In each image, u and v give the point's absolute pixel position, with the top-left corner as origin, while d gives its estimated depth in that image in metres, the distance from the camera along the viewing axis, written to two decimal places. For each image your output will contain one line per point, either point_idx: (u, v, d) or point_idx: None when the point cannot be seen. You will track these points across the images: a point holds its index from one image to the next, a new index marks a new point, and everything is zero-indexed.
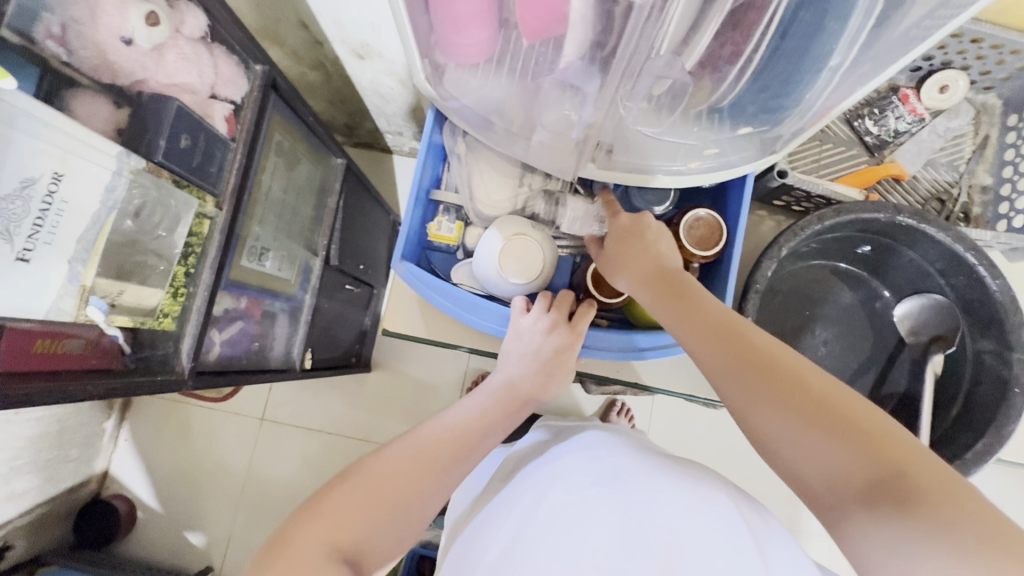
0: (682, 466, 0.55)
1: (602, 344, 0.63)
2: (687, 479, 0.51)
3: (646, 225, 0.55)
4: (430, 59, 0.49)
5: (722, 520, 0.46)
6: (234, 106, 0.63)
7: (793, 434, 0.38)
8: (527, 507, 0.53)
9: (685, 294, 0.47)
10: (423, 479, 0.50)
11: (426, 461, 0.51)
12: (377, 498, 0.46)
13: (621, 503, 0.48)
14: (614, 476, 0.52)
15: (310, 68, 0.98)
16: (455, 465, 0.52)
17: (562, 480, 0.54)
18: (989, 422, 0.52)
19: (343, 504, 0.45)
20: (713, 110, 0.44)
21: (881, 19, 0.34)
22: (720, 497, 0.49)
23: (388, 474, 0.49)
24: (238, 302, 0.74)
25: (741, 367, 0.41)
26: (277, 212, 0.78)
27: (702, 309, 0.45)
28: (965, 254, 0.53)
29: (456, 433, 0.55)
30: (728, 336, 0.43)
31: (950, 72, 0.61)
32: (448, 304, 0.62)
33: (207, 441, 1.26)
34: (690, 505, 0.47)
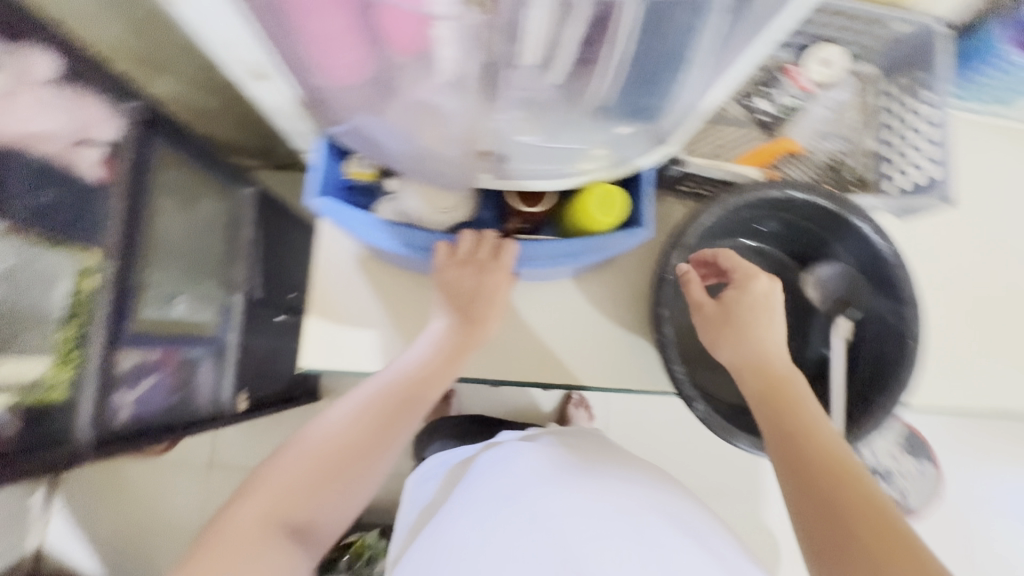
0: (601, 463, 0.54)
1: (538, 255, 0.56)
2: (598, 477, 0.50)
3: (770, 304, 0.55)
4: (306, 80, 0.46)
5: (630, 519, 0.46)
6: (111, 148, 0.57)
7: (811, 512, 0.45)
8: (438, 524, 0.52)
9: (770, 378, 0.52)
10: (368, 444, 0.51)
11: (370, 422, 0.51)
12: (316, 475, 0.49)
13: (518, 513, 0.47)
14: (518, 479, 0.50)
15: (210, 94, 0.93)
16: (401, 420, 0.52)
17: (471, 494, 0.52)
18: (893, 376, 0.55)
19: (275, 489, 0.47)
20: (599, 111, 0.44)
21: (735, 10, 0.35)
22: (630, 492, 0.49)
23: (327, 443, 0.50)
24: (149, 354, 0.68)
25: (800, 454, 0.47)
26: (180, 253, 0.73)
27: (781, 398, 0.51)
28: (854, 220, 0.56)
29: (398, 400, 0.52)
30: (804, 428, 0.49)
31: (828, 47, 0.66)
32: (369, 231, 0.54)
33: (152, 497, 1.18)
34: (593, 503, 0.47)
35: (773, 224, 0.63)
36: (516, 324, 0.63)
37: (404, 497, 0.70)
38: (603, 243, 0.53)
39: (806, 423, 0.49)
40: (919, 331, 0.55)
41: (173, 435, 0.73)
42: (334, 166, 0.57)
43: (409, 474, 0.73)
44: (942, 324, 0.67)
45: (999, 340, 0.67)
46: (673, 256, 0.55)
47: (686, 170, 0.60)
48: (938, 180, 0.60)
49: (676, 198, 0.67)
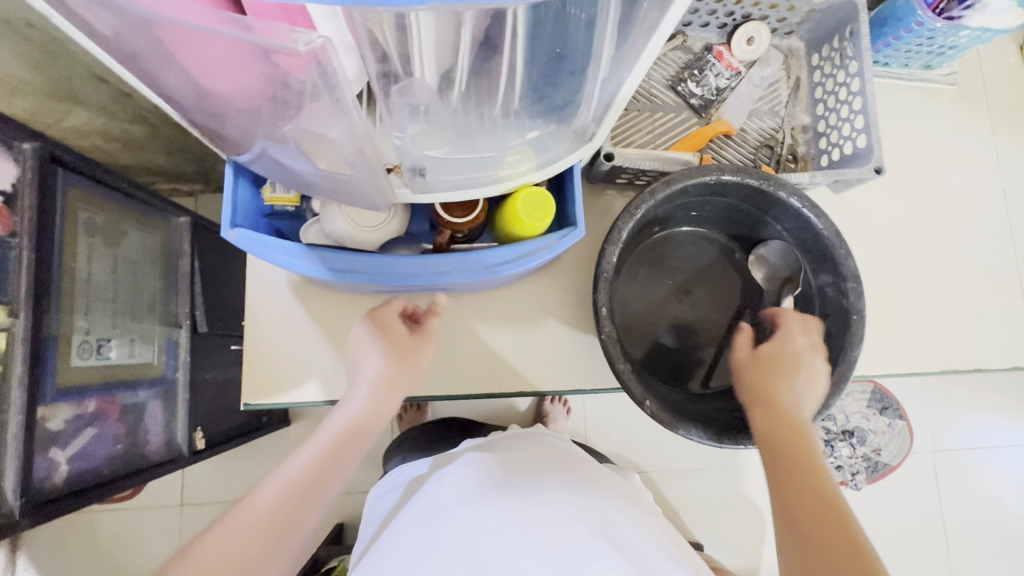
0: (536, 476, 0.53)
1: (459, 268, 0.53)
2: (532, 490, 0.49)
3: (797, 358, 0.53)
4: (202, 109, 0.44)
5: (565, 526, 0.45)
6: (7, 196, 0.54)
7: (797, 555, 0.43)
8: (373, 564, 0.49)
9: (781, 416, 0.50)
10: (299, 513, 0.44)
11: (303, 492, 0.44)
12: (259, 545, 0.42)
13: (448, 542, 0.45)
14: (450, 505, 0.48)
15: (130, 122, 0.88)
16: (336, 480, 0.46)
17: (402, 527, 0.50)
18: (839, 352, 0.55)
19: (210, 567, 0.40)
20: (512, 114, 0.42)
21: (631, 5, 0.34)
22: (571, 501, 0.49)
23: (256, 517, 0.43)
24: (83, 407, 0.64)
25: (798, 495, 0.45)
26: (105, 296, 0.69)
27: (789, 441, 0.48)
28: (789, 198, 0.56)
29: (349, 441, 0.48)
30: (809, 470, 0.46)
31: (751, 24, 0.65)
32: (288, 261, 0.51)
33: (122, 544, 1.13)
34: (524, 518, 0.45)
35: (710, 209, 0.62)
36: (463, 337, 0.61)
37: (365, 513, 0.67)
38: (535, 249, 0.52)
39: (811, 467, 0.46)
40: (862, 305, 0.55)
41: (122, 487, 0.69)
42: (252, 195, 0.55)
43: (374, 484, 0.70)
44: (887, 292, 0.67)
45: (942, 302, 0.68)
46: (608, 253, 0.53)
47: (615, 165, 0.58)
48: (865, 150, 0.60)
49: (615, 190, 0.66)
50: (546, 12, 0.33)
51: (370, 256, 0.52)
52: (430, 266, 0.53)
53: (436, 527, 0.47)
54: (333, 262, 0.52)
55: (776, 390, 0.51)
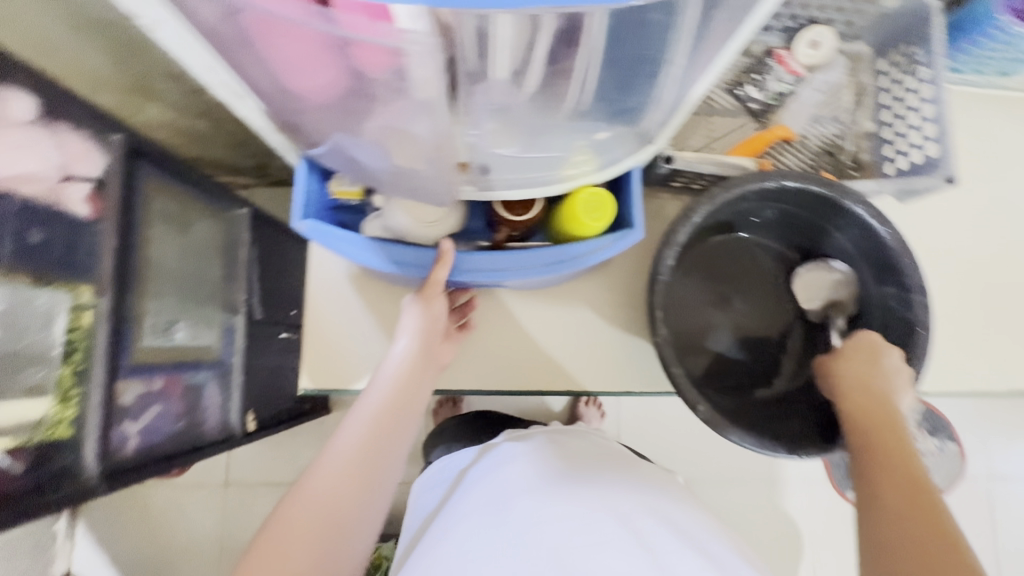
0: (594, 471, 0.53)
1: (515, 264, 0.54)
2: (596, 486, 0.50)
3: (879, 351, 0.53)
4: (282, 105, 0.46)
5: (620, 528, 0.46)
6: (96, 182, 0.57)
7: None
8: (435, 550, 0.50)
9: (877, 421, 0.50)
10: (375, 456, 0.50)
11: (375, 440, 0.50)
12: (343, 491, 0.48)
13: (522, 534, 0.46)
14: (515, 497, 0.49)
15: (197, 117, 0.92)
16: (398, 428, 0.52)
17: (467, 513, 0.51)
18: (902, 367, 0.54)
19: (294, 528, 0.45)
20: (579, 116, 0.43)
21: (706, 8, 0.34)
22: (630, 497, 0.49)
23: (341, 465, 0.48)
24: (153, 383, 0.68)
25: (908, 512, 0.45)
26: (175, 280, 0.73)
27: (890, 452, 0.48)
28: (854, 207, 0.54)
29: (395, 409, 0.52)
30: (916, 486, 0.46)
31: (816, 28, 0.64)
32: (354, 253, 0.53)
33: (170, 519, 1.20)
34: (589, 514, 0.46)
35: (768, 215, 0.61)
36: (513, 335, 0.62)
37: (409, 510, 0.68)
38: (591, 249, 0.53)
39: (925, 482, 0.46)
40: (926, 317, 0.53)
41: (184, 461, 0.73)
42: (319, 188, 0.57)
43: (417, 478, 0.71)
44: (952, 306, 0.65)
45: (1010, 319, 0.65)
46: (665, 255, 0.54)
47: (675, 167, 0.58)
48: (935, 159, 0.57)
49: (668, 194, 0.65)
50: (621, 18, 0.33)
51: (428, 250, 0.55)
52: (487, 263, 0.54)
53: (502, 517, 0.48)
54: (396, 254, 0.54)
55: (873, 388, 0.51)
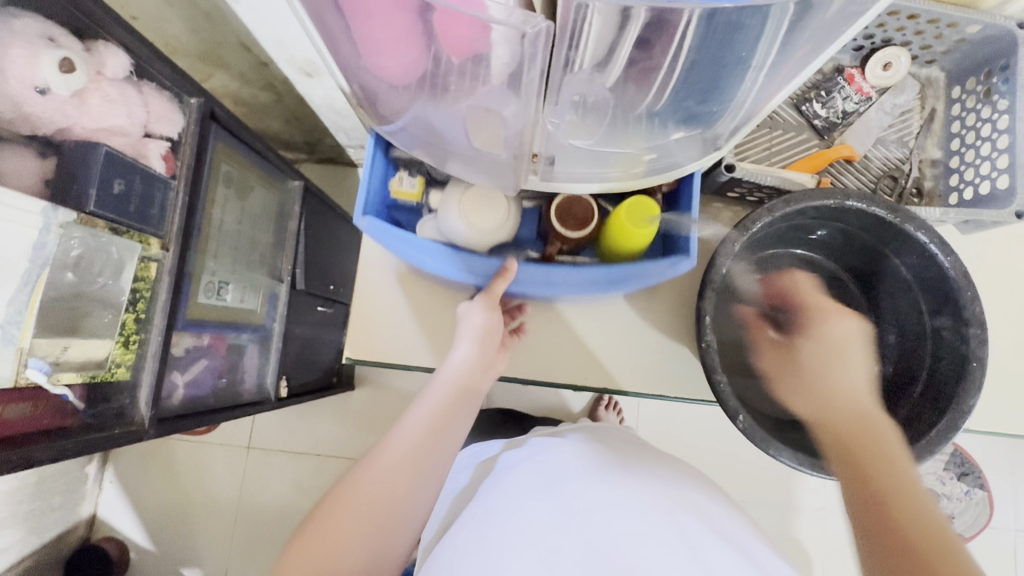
0: (637, 463, 0.55)
1: (567, 280, 0.57)
2: (639, 477, 0.51)
3: (847, 346, 0.55)
4: (360, 82, 0.48)
5: (660, 518, 0.46)
6: (172, 143, 0.59)
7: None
8: (475, 527, 0.51)
9: (854, 433, 0.48)
10: (436, 441, 0.53)
11: (435, 426, 0.53)
12: (403, 469, 0.50)
13: (568, 518, 0.47)
14: (563, 481, 0.51)
15: (260, 89, 0.92)
16: (458, 418, 0.55)
17: (514, 492, 0.52)
18: (952, 399, 0.53)
19: (353, 512, 0.48)
20: (651, 115, 0.43)
21: (796, 20, 0.34)
22: (675, 491, 0.51)
23: (405, 445, 0.52)
24: (200, 338, 0.71)
25: (880, 529, 0.43)
26: (230, 243, 0.76)
27: (852, 440, 0.48)
28: (916, 233, 0.54)
29: (453, 399, 0.55)
30: (896, 507, 0.43)
31: (891, 49, 0.62)
32: (412, 254, 0.56)
33: (193, 473, 1.21)
34: (635, 506, 0.47)
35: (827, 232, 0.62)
36: (562, 325, 0.63)
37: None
38: (643, 271, 0.55)
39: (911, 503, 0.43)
40: (984, 354, 0.52)
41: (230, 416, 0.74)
42: (381, 187, 0.61)
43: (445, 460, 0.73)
44: (1006, 344, 0.63)
45: None
46: (718, 263, 0.54)
47: (735, 176, 0.58)
48: (1004, 193, 0.57)
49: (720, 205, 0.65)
50: (713, 18, 0.33)
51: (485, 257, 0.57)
52: (541, 276, 0.57)
53: (549, 499, 0.49)
54: (453, 256, 0.58)
55: (846, 391, 0.51)
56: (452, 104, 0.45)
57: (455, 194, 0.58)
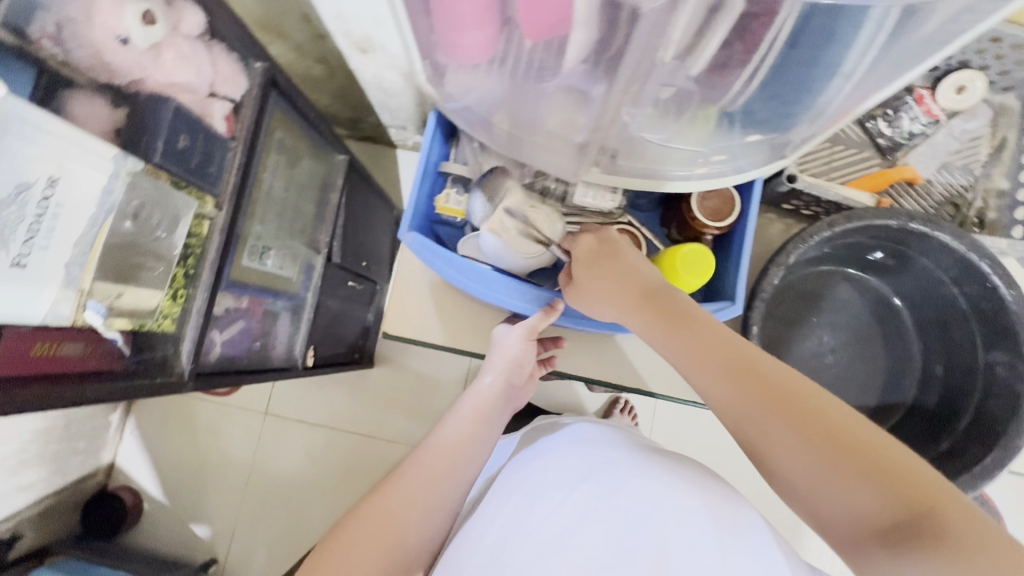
0: (674, 461, 0.51)
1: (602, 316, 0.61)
2: (689, 479, 0.47)
3: (617, 246, 0.54)
4: (430, 58, 0.47)
5: (701, 527, 0.42)
6: (234, 105, 0.60)
7: (840, 489, 0.37)
8: (508, 494, 0.51)
9: (694, 335, 0.45)
10: (466, 448, 0.54)
11: (465, 437, 0.55)
12: (432, 474, 0.51)
13: (602, 496, 0.46)
14: (593, 458, 0.50)
15: (314, 61, 0.93)
16: (487, 429, 0.57)
17: (547, 477, 0.50)
18: (1001, 437, 0.60)
19: (372, 521, 0.47)
20: (725, 114, 0.43)
21: (895, 29, 0.34)
22: (718, 498, 0.46)
23: (437, 449, 0.53)
24: (239, 301, 0.72)
25: (764, 413, 0.40)
26: (277, 210, 0.76)
27: (681, 320, 0.46)
28: (980, 262, 0.59)
29: (475, 421, 0.56)
30: (770, 383, 0.41)
31: (968, 72, 0.64)
32: (457, 275, 0.57)
33: (211, 434, 1.23)
34: (683, 507, 0.44)
35: (884, 255, 0.70)
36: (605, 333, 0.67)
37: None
38: None
39: (766, 364, 0.42)
40: None
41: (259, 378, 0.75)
42: (427, 201, 0.63)
43: None
44: None
45: None
46: (770, 273, 0.58)
47: (795, 186, 0.61)
48: None
49: None
50: (815, 14, 0.32)
51: (520, 282, 0.58)
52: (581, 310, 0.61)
53: (584, 473, 0.49)
54: (497, 281, 0.58)
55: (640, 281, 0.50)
56: (522, 88, 0.46)
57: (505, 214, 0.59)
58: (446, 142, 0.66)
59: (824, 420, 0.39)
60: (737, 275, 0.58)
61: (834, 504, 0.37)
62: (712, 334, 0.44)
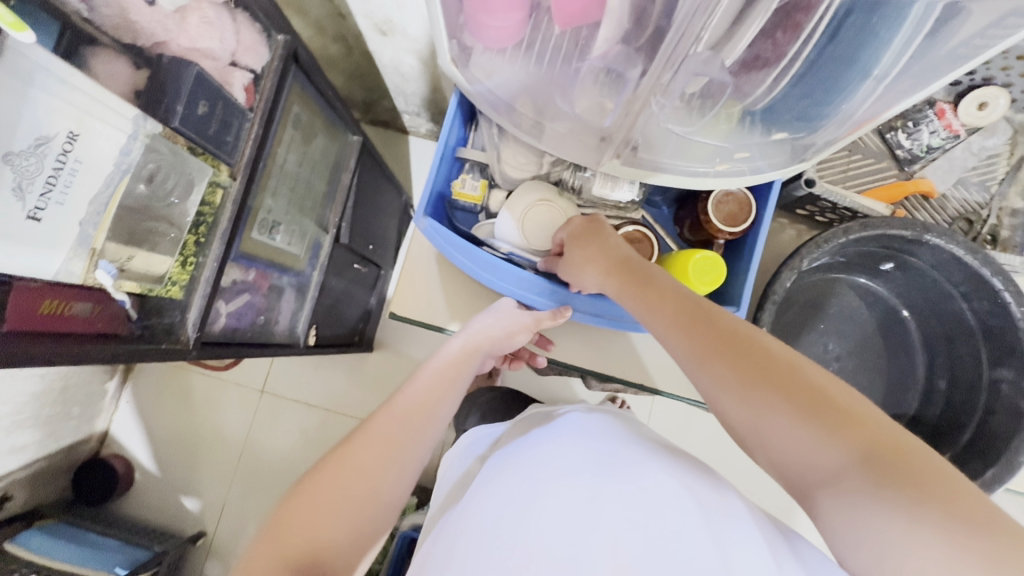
0: (647, 446, 0.48)
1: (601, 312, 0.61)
2: (687, 468, 0.46)
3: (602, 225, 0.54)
4: (457, 40, 0.46)
5: (678, 506, 0.39)
6: (255, 76, 0.60)
7: (790, 433, 0.37)
8: (503, 473, 0.47)
9: (657, 291, 0.47)
10: (440, 405, 0.51)
11: (438, 394, 0.52)
12: (400, 428, 0.48)
13: (592, 470, 0.43)
14: (578, 439, 0.48)
15: (332, 41, 0.91)
16: (460, 387, 0.54)
17: (541, 453, 0.48)
18: (1003, 452, 0.60)
19: (344, 478, 0.43)
20: (747, 113, 0.44)
21: (931, 34, 0.34)
22: (688, 477, 0.43)
23: (410, 405, 0.50)
24: (246, 274, 0.72)
25: (713, 358, 0.41)
26: (290, 185, 0.76)
27: (648, 279, 0.48)
28: (992, 278, 0.59)
29: (449, 377, 0.53)
30: (721, 332, 0.42)
31: (991, 89, 0.65)
32: (466, 262, 0.57)
33: (206, 407, 1.23)
34: (658, 475, 0.42)
35: (894, 266, 0.70)
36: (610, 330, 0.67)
37: (441, 471, 0.66)
38: None
39: (728, 325, 0.43)
40: None
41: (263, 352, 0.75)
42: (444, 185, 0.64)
43: (462, 433, 0.72)
44: None
45: None
46: (783, 276, 0.58)
47: (813, 192, 0.62)
48: None
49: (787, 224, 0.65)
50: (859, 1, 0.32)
51: (531, 274, 0.58)
52: (588, 305, 0.60)
53: (572, 450, 0.47)
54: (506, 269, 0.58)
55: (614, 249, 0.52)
56: (549, 71, 0.46)
57: (522, 205, 0.61)
58: (465, 126, 0.65)
59: (780, 368, 0.39)
60: (747, 281, 0.58)
61: (788, 450, 0.37)
62: (674, 291, 0.47)
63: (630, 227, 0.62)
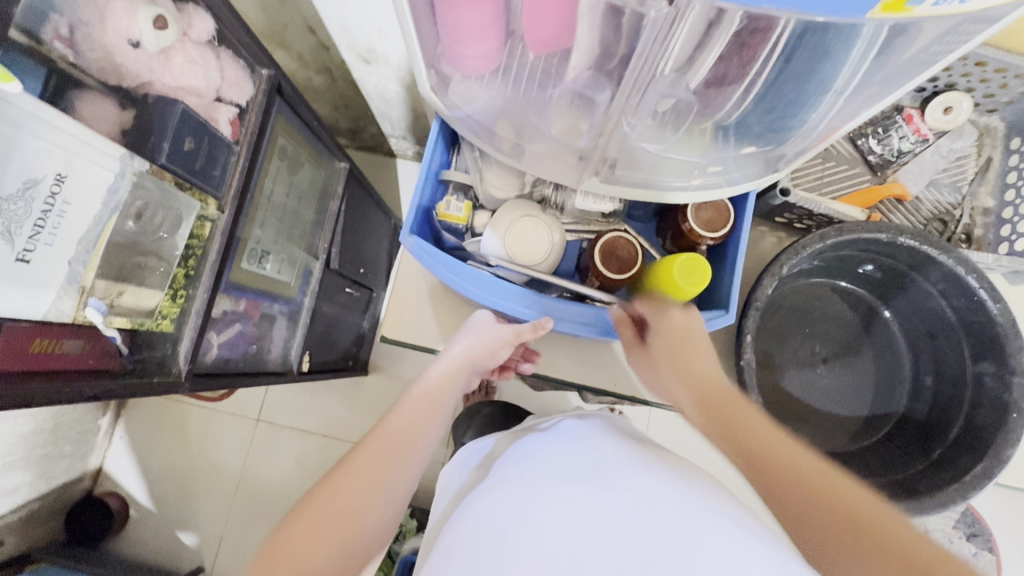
0: (641, 454, 0.48)
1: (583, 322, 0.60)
2: (680, 473, 0.45)
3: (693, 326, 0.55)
4: (435, 69, 0.47)
5: (677, 513, 0.39)
6: (239, 110, 0.61)
7: (849, 562, 0.35)
8: (501, 487, 0.47)
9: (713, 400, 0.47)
10: (431, 422, 0.51)
11: (428, 413, 0.52)
12: (392, 448, 0.48)
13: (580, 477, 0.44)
14: (574, 452, 0.49)
15: (316, 72, 0.93)
16: (448, 403, 0.54)
17: (538, 467, 0.48)
18: (989, 446, 0.61)
19: (335, 502, 0.43)
20: (718, 128, 0.46)
21: (881, 48, 0.36)
22: (683, 483, 0.43)
23: (400, 425, 0.50)
24: (237, 304, 0.72)
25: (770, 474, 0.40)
26: (278, 214, 0.77)
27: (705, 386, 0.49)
28: (967, 275, 0.62)
29: (435, 400, 0.53)
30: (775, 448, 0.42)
31: (954, 94, 0.67)
32: (456, 280, 0.58)
33: (200, 440, 1.22)
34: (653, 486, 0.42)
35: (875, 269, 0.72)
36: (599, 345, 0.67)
37: (440, 487, 0.66)
38: None
39: (787, 447, 0.41)
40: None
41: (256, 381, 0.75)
42: (430, 207, 0.65)
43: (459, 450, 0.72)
44: None
45: None
46: (764, 282, 0.59)
47: (788, 200, 0.64)
48: None
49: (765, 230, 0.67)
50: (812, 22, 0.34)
51: (521, 288, 0.59)
52: (577, 316, 0.60)
53: (569, 463, 0.47)
54: (491, 282, 0.59)
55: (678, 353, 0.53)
56: (525, 95, 0.47)
57: (506, 220, 0.63)
58: (448, 150, 0.67)
59: (834, 499, 0.37)
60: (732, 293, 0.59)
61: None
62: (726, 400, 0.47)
63: (607, 235, 0.63)
